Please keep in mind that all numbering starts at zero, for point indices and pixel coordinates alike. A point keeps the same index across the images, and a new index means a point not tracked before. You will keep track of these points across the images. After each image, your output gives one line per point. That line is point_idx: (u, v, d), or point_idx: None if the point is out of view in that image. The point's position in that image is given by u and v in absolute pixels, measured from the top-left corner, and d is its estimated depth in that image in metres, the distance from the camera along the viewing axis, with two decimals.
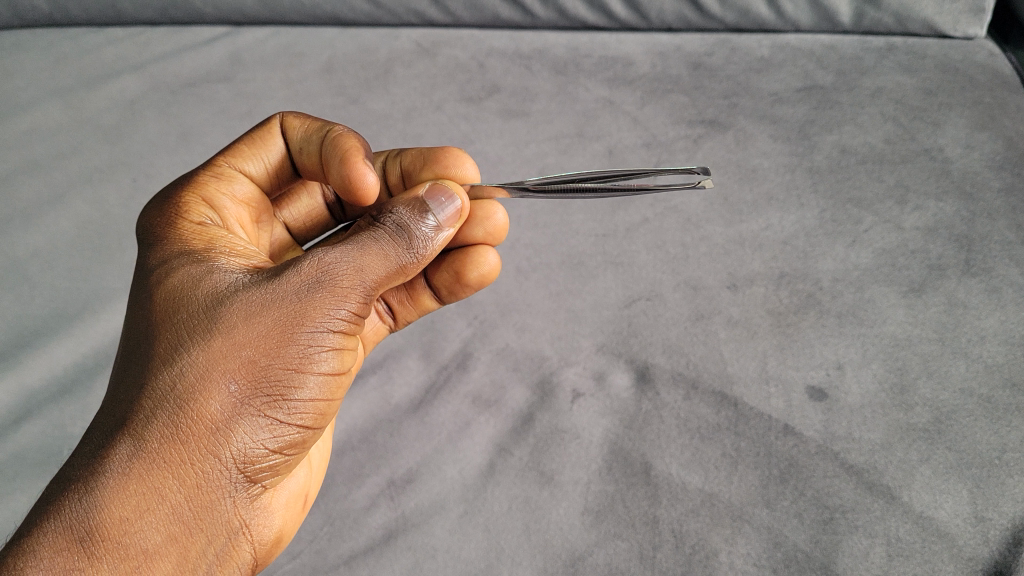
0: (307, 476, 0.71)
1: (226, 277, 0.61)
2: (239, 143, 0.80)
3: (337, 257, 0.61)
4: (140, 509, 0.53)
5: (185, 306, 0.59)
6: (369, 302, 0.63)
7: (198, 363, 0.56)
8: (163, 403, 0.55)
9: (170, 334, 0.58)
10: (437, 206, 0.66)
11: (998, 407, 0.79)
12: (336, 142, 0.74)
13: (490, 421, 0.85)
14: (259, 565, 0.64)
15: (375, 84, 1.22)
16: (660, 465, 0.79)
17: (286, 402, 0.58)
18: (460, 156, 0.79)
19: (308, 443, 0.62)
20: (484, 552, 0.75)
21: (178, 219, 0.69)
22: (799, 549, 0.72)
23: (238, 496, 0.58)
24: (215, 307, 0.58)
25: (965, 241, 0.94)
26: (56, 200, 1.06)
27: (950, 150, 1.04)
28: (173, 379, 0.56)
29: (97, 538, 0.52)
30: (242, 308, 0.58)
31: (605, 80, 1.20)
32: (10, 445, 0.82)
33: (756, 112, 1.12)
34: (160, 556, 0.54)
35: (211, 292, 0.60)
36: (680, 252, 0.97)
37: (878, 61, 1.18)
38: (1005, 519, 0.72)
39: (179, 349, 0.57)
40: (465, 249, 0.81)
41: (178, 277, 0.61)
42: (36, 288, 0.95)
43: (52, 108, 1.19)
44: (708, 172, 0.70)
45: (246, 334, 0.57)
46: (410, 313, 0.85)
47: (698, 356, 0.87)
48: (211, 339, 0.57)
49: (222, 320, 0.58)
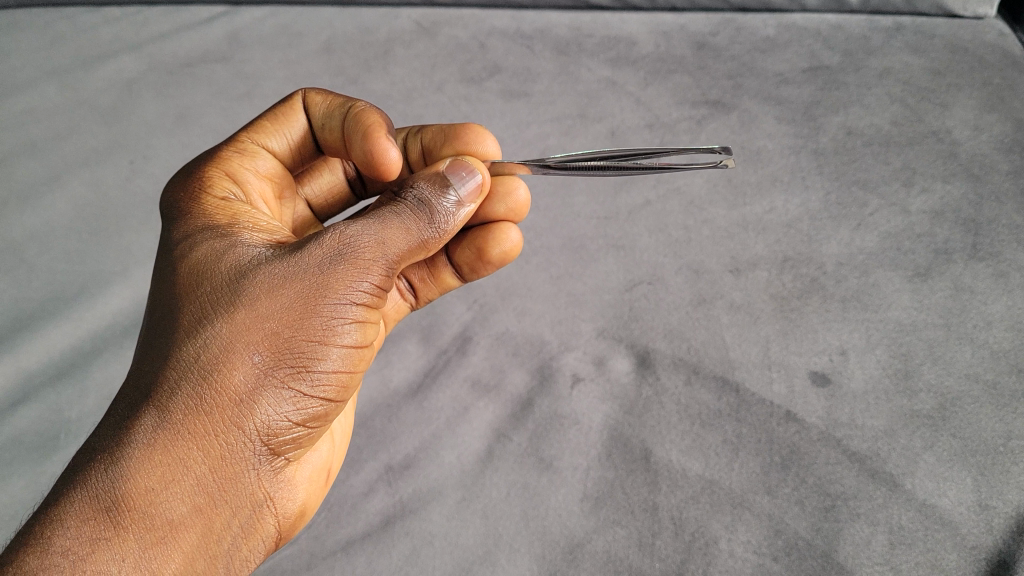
0: (330, 451, 0.69)
1: (249, 252, 0.60)
2: (261, 119, 0.79)
3: (359, 230, 0.60)
4: (165, 480, 0.52)
5: (208, 280, 0.58)
6: (392, 277, 0.62)
7: (222, 336, 0.55)
8: (187, 375, 0.54)
9: (194, 307, 0.57)
10: (459, 181, 0.65)
11: (1004, 394, 0.78)
12: (359, 117, 0.72)
13: (490, 406, 0.84)
14: (283, 538, 0.63)
15: (374, 64, 1.21)
16: (660, 452, 0.78)
17: (310, 373, 0.56)
18: (481, 131, 0.77)
19: (332, 416, 0.61)
20: (482, 538, 0.74)
21: (201, 193, 0.68)
22: (800, 537, 0.71)
23: (262, 469, 0.57)
24: (238, 281, 0.57)
25: (972, 225, 0.93)
26: (52, 180, 1.04)
27: (958, 131, 1.03)
28: (196, 351, 0.55)
29: (122, 508, 0.51)
30: (265, 281, 0.57)
31: (608, 60, 1.18)
32: (7, 429, 0.81)
33: (761, 93, 1.11)
34: (186, 527, 0.53)
35: (235, 265, 0.59)
36: (682, 236, 0.96)
37: (886, 41, 1.16)
38: (1010, 508, 0.71)
39: (202, 321, 0.56)
40: (487, 225, 0.78)
41: (202, 251, 0.60)
42: (32, 269, 0.94)
43: (49, 88, 1.18)
44: (730, 150, 0.67)
45: (268, 307, 0.56)
46: (432, 291, 0.84)
47: (700, 341, 0.85)
48: (234, 312, 0.56)
49: (245, 293, 0.56)
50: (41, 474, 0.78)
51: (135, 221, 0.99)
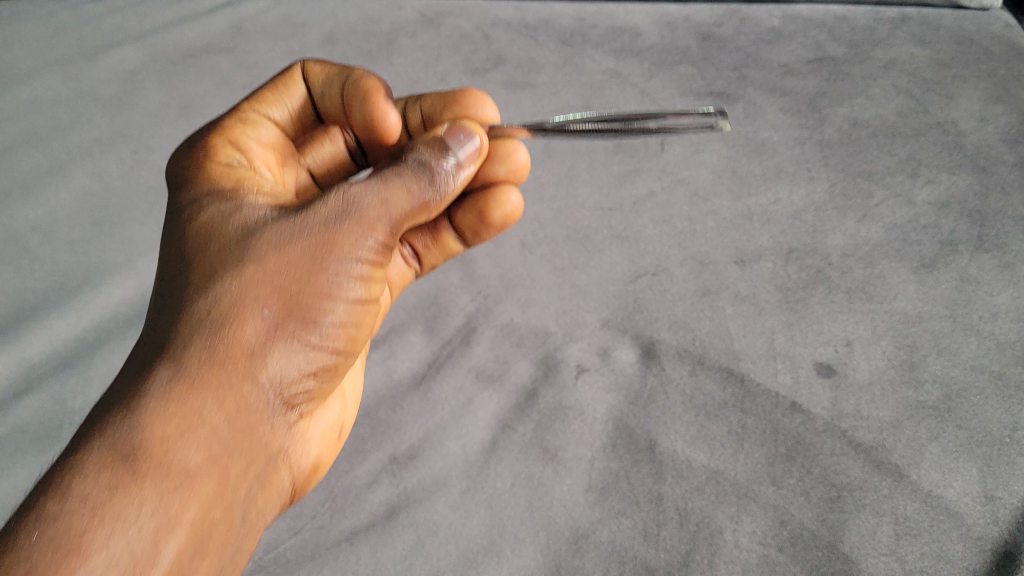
0: (340, 409, 0.71)
1: (256, 214, 0.60)
2: (261, 89, 0.79)
3: (361, 190, 0.60)
4: (181, 428, 0.52)
5: (215, 240, 0.59)
6: (394, 235, 0.62)
7: (233, 292, 0.56)
8: (200, 330, 0.55)
9: (205, 266, 0.57)
10: (458, 144, 0.64)
11: (1009, 385, 0.79)
12: (358, 80, 0.74)
13: (494, 396, 0.83)
14: (293, 493, 0.64)
15: (378, 55, 1.20)
16: (665, 443, 0.78)
17: (318, 328, 0.57)
18: (481, 96, 0.77)
19: (340, 370, 0.62)
20: (487, 529, 0.74)
21: (206, 160, 0.68)
22: (805, 527, 0.71)
23: (276, 421, 0.58)
24: (246, 240, 0.58)
25: (978, 216, 0.93)
26: (57, 171, 1.04)
27: (964, 123, 1.03)
28: (209, 307, 0.55)
29: (140, 455, 0.50)
30: (273, 240, 0.58)
31: (612, 51, 1.18)
32: (11, 420, 0.80)
33: (766, 84, 1.11)
34: (202, 476, 0.52)
35: (243, 227, 0.59)
36: (687, 227, 0.95)
37: (892, 31, 1.17)
38: (1015, 499, 0.71)
39: (213, 279, 0.56)
40: (489, 187, 0.78)
41: (210, 213, 0.61)
42: (36, 261, 0.94)
43: (52, 78, 1.17)
44: (725, 114, 0.67)
45: (278, 264, 0.57)
46: (436, 256, 0.84)
47: (705, 332, 0.85)
48: (244, 268, 0.56)
49: (255, 251, 0.57)
50: (45, 463, 0.77)
51: (139, 213, 0.99)
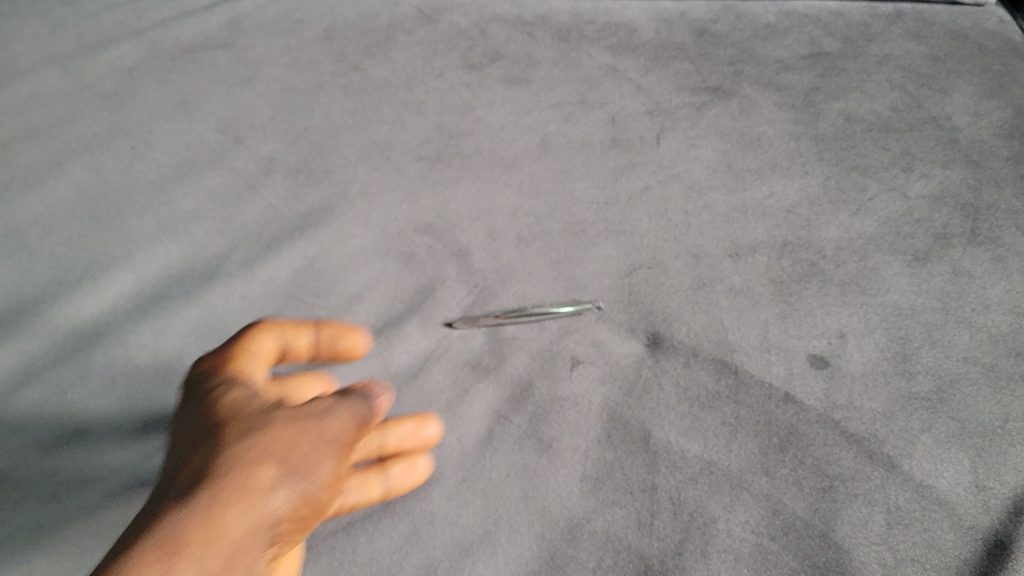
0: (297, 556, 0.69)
1: (256, 405, 0.62)
2: (206, 361, 0.69)
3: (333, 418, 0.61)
4: (212, 555, 0.51)
5: (245, 412, 0.61)
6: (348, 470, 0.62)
7: (244, 450, 0.56)
8: (227, 471, 0.55)
9: (218, 434, 0.58)
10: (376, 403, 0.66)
11: (1001, 376, 0.80)
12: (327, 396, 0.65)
13: (490, 388, 0.83)
14: None
15: (377, 51, 1.21)
16: (659, 434, 0.78)
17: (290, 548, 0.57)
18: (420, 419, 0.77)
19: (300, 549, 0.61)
20: (482, 518, 0.73)
21: (175, 443, 0.61)
22: (798, 517, 0.72)
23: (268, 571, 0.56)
24: (264, 423, 0.59)
25: (971, 210, 0.94)
26: (55, 166, 1.04)
27: (957, 118, 1.05)
28: (237, 457, 0.56)
29: (184, 562, 0.49)
30: (290, 433, 0.59)
31: (608, 47, 1.19)
32: (10, 413, 0.80)
33: (761, 80, 1.12)
34: None
35: (254, 412, 0.61)
36: (682, 220, 0.96)
37: (887, 27, 1.20)
38: (1006, 489, 0.72)
39: (241, 437, 0.58)
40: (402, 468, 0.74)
41: (225, 404, 0.62)
42: (35, 254, 0.94)
43: (50, 73, 1.17)
44: None
45: (286, 453, 0.57)
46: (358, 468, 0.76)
47: (699, 324, 0.86)
48: (257, 439, 0.57)
49: (277, 432, 0.58)
50: (46, 457, 0.77)
51: (137, 208, 0.99)
